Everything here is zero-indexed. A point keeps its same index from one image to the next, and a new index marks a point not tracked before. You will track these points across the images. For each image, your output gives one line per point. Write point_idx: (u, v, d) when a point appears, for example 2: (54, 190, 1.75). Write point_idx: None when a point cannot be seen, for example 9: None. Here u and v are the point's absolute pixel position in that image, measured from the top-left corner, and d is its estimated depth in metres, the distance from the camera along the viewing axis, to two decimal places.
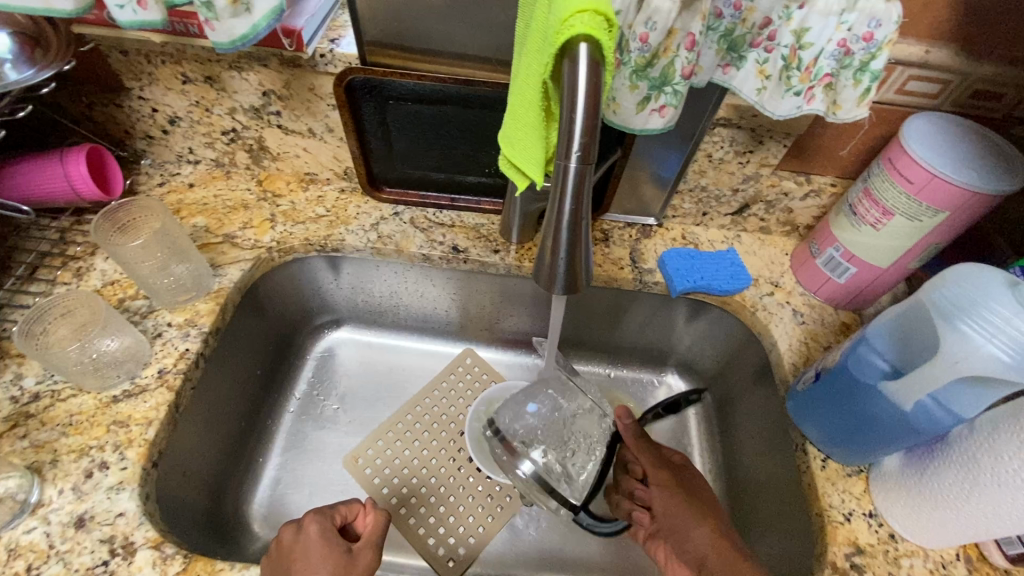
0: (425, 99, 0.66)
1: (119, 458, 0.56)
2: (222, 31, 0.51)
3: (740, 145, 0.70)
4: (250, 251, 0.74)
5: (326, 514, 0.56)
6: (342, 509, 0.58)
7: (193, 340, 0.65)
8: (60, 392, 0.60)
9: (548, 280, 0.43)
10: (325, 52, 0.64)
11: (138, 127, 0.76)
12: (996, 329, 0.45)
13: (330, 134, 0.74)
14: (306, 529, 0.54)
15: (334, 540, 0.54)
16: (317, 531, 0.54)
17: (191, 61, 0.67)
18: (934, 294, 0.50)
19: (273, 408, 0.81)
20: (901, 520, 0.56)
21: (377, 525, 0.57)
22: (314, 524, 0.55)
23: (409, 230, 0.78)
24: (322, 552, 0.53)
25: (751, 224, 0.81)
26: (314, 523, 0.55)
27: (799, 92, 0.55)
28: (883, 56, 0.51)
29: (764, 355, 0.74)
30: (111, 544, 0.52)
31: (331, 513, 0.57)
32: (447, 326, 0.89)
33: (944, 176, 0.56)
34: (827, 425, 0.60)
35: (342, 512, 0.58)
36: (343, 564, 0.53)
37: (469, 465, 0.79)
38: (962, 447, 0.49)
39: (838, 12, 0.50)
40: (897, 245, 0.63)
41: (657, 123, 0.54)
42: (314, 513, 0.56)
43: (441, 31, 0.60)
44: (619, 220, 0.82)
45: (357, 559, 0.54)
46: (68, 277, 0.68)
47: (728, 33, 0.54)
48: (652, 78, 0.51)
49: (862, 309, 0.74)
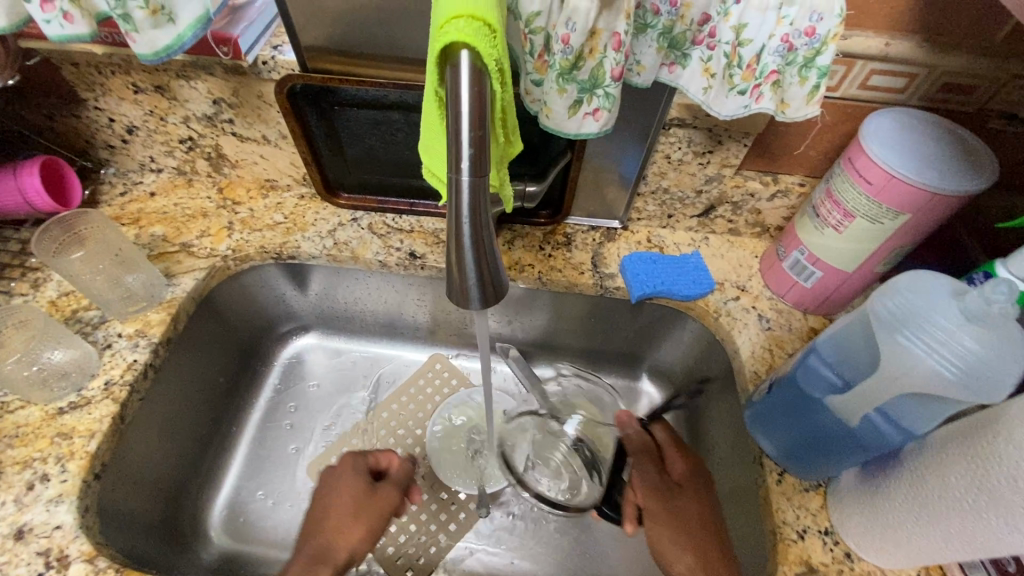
0: (372, 104, 0.65)
1: (60, 470, 0.57)
2: (143, 43, 0.50)
3: (698, 145, 0.67)
4: (205, 260, 0.73)
5: (362, 458, 0.64)
6: (377, 453, 0.65)
7: (143, 350, 0.65)
8: (9, 404, 0.61)
9: (460, 296, 0.41)
10: (267, 59, 0.63)
11: (98, 137, 0.77)
12: (939, 341, 0.43)
13: (285, 140, 0.74)
14: (343, 467, 0.62)
15: (361, 478, 0.61)
16: (350, 469, 0.62)
17: (139, 71, 0.67)
18: (877, 304, 0.47)
19: (237, 415, 0.81)
20: (857, 539, 0.53)
21: (401, 471, 0.64)
22: (350, 462, 0.63)
23: (366, 236, 0.77)
24: (349, 484, 0.60)
25: (719, 226, 0.78)
26: (349, 459, 0.63)
27: (744, 91, 0.52)
28: (829, 50, 0.48)
29: (728, 362, 0.71)
30: (46, 557, 0.52)
31: (365, 455, 0.64)
32: (415, 331, 0.88)
33: (902, 176, 0.53)
34: (781, 438, 0.57)
35: (376, 458, 0.65)
36: (366, 494, 0.60)
37: (430, 473, 0.78)
38: (911, 465, 0.47)
39: (776, 6, 0.47)
40: (860, 248, 0.60)
41: (591, 126, 0.52)
42: (350, 455, 0.64)
43: (378, 35, 0.59)
44: (582, 223, 0.79)
45: (379, 493, 0.61)
46: (25, 288, 0.69)
47: (667, 31, 0.51)
48: (581, 81, 0.48)
49: (833, 314, 0.71)
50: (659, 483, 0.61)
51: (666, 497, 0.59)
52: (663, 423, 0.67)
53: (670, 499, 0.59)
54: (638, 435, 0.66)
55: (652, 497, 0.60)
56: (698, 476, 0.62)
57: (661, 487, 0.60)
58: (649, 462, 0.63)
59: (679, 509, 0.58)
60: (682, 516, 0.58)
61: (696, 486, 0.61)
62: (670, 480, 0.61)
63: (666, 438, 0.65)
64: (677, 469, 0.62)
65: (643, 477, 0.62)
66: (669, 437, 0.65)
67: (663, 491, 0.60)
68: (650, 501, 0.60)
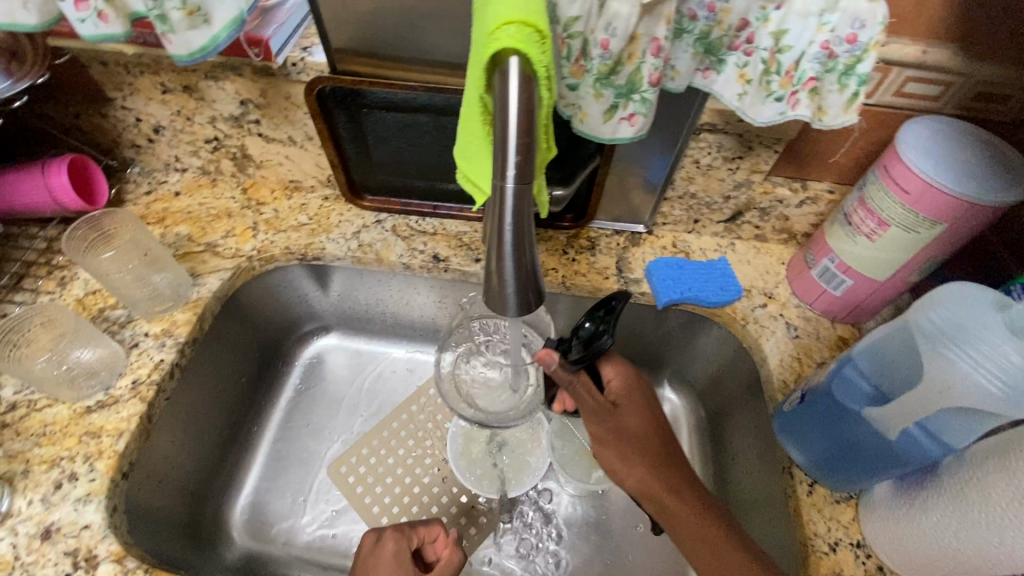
0: (400, 107, 0.65)
1: (88, 469, 0.57)
2: (180, 43, 0.50)
3: (728, 150, 0.67)
4: (230, 260, 0.74)
5: (404, 535, 0.54)
6: (421, 531, 0.56)
7: (169, 350, 0.65)
8: (37, 402, 0.61)
9: (498, 303, 0.42)
10: (297, 60, 0.63)
11: (125, 136, 0.77)
12: (985, 355, 0.42)
13: (311, 142, 0.74)
14: (383, 545, 0.53)
15: (403, 566, 0.51)
16: (393, 551, 0.52)
17: (168, 72, 0.67)
18: (920, 317, 0.47)
19: (258, 414, 0.81)
20: (890, 553, 0.53)
21: (452, 561, 0.54)
22: (392, 542, 0.53)
23: (390, 239, 0.77)
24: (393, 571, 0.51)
25: (745, 232, 0.77)
26: (391, 541, 0.53)
27: (781, 98, 0.51)
28: (869, 58, 0.47)
29: (755, 370, 0.70)
30: (74, 557, 0.52)
31: (411, 534, 0.55)
32: (435, 333, 0.87)
33: (940, 186, 0.52)
34: (813, 449, 0.57)
35: (421, 535, 0.56)
36: None
37: (451, 476, 0.78)
38: (951, 480, 0.46)
39: (818, 12, 0.46)
40: (894, 258, 0.59)
41: (626, 131, 0.51)
42: (393, 530, 0.54)
43: (410, 38, 0.59)
44: (607, 227, 0.79)
45: None
46: (53, 286, 0.69)
47: (703, 36, 0.50)
48: (618, 86, 0.48)
49: (861, 323, 0.70)
50: (616, 444, 0.56)
51: (627, 470, 0.55)
52: (610, 358, 0.61)
53: (629, 467, 0.55)
54: (567, 376, 0.57)
55: (616, 468, 0.56)
56: (635, 394, 0.59)
57: (621, 450, 0.56)
58: (585, 389, 0.58)
59: (647, 478, 0.54)
60: (651, 486, 0.54)
61: (635, 405, 0.59)
62: (622, 428, 0.57)
63: (619, 386, 0.59)
64: (632, 421, 0.57)
65: (604, 438, 0.57)
66: (621, 382, 0.60)
67: (624, 457, 0.56)
68: (618, 474, 0.56)
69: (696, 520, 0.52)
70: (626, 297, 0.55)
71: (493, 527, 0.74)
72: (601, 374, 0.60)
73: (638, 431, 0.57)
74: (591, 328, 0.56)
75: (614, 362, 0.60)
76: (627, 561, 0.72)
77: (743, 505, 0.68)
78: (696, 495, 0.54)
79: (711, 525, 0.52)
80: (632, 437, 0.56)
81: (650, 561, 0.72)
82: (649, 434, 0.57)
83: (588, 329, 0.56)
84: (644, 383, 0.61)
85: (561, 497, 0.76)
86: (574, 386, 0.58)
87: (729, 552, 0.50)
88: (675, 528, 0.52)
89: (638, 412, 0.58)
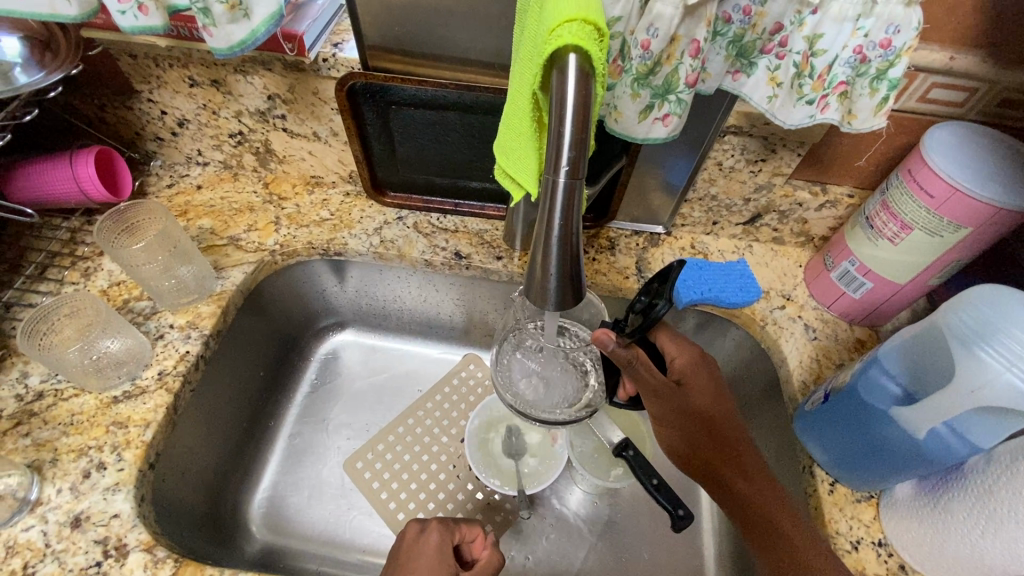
0: (429, 104, 0.65)
1: (116, 459, 0.57)
2: (220, 37, 0.50)
3: (751, 153, 0.67)
4: (253, 254, 0.74)
5: (448, 528, 0.55)
6: (462, 528, 0.56)
7: (194, 342, 0.66)
8: (64, 391, 0.61)
9: (539, 296, 0.42)
10: (328, 56, 0.63)
11: (149, 129, 0.77)
12: (1014, 354, 0.43)
13: (335, 137, 0.74)
14: (427, 536, 0.53)
15: (447, 557, 0.52)
16: (436, 542, 0.53)
17: (197, 65, 0.67)
18: (949, 317, 0.48)
19: (275, 409, 0.81)
20: (912, 552, 0.54)
21: (490, 562, 0.55)
22: (435, 533, 0.54)
23: (412, 235, 0.77)
24: (431, 562, 0.51)
25: (763, 234, 0.78)
26: (435, 532, 0.54)
27: (812, 101, 0.52)
28: (901, 63, 0.48)
29: (774, 371, 0.71)
30: (104, 545, 0.53)
31: (453, 528, 0.55)
32: (452, 331, 0.87)
33: (967, 190, 0.52)
34: (836, 448, 0.58)
35: (461, 532, 0.56)
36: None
37: (468, 473, 0.78)
38: (978, 480, 0.47)
39: (853, 17, 0.46)
40: (917, 261, 0.60)
41: (660, 131, 0.53)
42: (436, 522, 0.55)
43: (442, 36, 0.59)
44: (626, 227, 0.80)
45: None
46: (77, 277, 0.69)
47: (737, 39, 0.51)
48: (655, 86, 0.50)
49: (879, 325, 0.71)
50: (682, 425, 0.56)
51: (693, 452, 0.56)
52: (670, 334, 0.60)
53: (696, 450, 0.55)
54: (626, 356, 0.55)
55: (681, 449, 0.56)
56: (700, 371, 0.58)
57: (686, 432, 0.56)
58: (645, 366, 0.55)
59: (715, 462, 0.55)
60: (718, 470, 0.55)
61: (699, 384, 0.58)
62: (688, 409, 0.56)
63: (683, 364, 0.58)
64: (699, 400, 0.56)
65: (667, 420, 0.56)
66: (685, 361, 0.59)
67: (690, 440, 0.56)
68: (683, 455, 0.56)
69: (763, 509, 0.52)
70: (683, 264, 0.52)
71: (510, 524, 0.75)
72: (663, 352, 0.60)
73: (704, 413, 0.56)
74: (645, 300, 0.56)
75: (676, 339, 0.60)
76: (644, 559, 0.72)
77: None
78: (764, 481, 0.54)
79: (778, 514, 0.52)
80: (699, 419, 0.56)
81: (667, 559, 0.72)
82: (717, 417, 0.56)
83: (643, 301, 0.56)
84: (707, 362, 0.59)
85: (574, 493, 0.77)
86: (634, 366, 0.55)
87: (796, 540, 0.51)
88: (741, 513, 0.53)
89: (704, 392, 0.57)
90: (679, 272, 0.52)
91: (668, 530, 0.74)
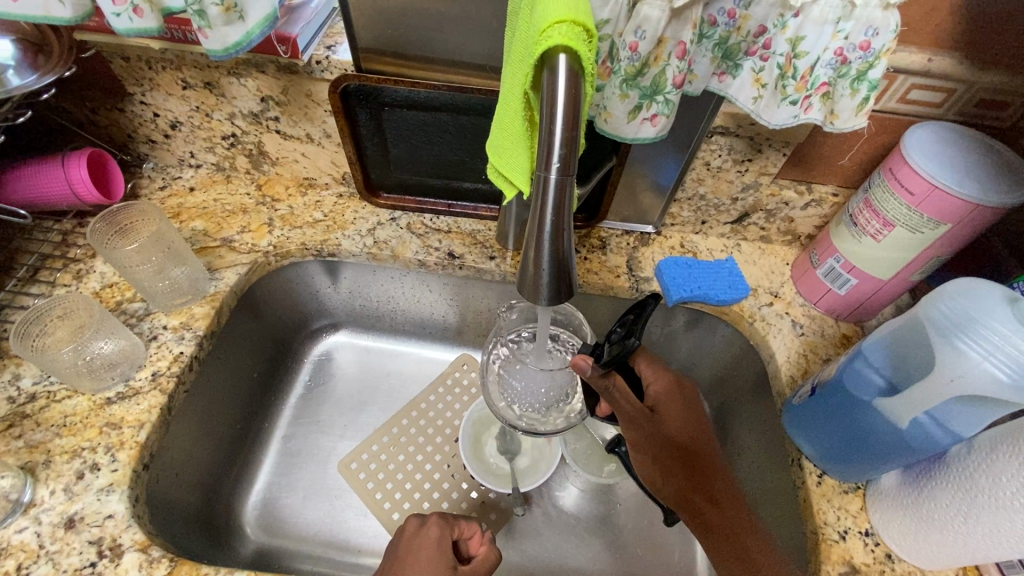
0: (422, 106, 0.66)
1: (110, 460, 0.57)
2: (215, 39, 0.51)
3: (738, 153, 0.69)
4: (247, 255, 0.74)
5: (448, 523, 0.56)
6: (461, 524, 0.57)
7: (188, 343, 0.66)
8: (56, 393, 0.61)
9: (532, 291, 0.44)
10: (321, 58, 0.64)
11: (141, 131, 0.77)
12: (991, 344, 0.45)
13: (328, 139, 0.75)
14: (427, 529, 0.54)
15: (446, 551, 0.52)
16: (437, 536, 0.53)
17: (191, 68, 0.68)
18: (930, 310, 0.50)
19: (269, 411, 0.81)
20: (898, 540, 0.55)
21: (489, 556, 0.55)
22: (436, 527, 0.54)
23: (405, 236, 0.78)
24: (430, 556, 0.51)
25: (751, 233, 0.79)
26: (435, 526, 0.54)
27: (796, 101, 0.53)
28: (881, 64, 0.49)
29: (762, 367, 0.73)
30: (99, 546, 0.53)
31: (451, 523, 0.56)
32: (445, 331, 0.88)
33: (945, 187, 0.54)
34: (823, 441, 0.59)
35: (460, 528, 0.57)
36: None
37: (462, 472, 0.78)
38: (959, 467, 0.48)
39: (834, 20, 0.48)
40: (899, 256, 0.61)
41: (648, 131, 0.54)
42: (437, 516, 0.55)
43: (434, 39, 0.60)
44: (617, 227, 0.81)
45: None
46: (69, 279, 0.69)
47: (722, 41, 0.53)
48: (643, 87, 0.51)
49: (864, 321, 0.72)
50: (655, 451, 0.55)
51: (665, 479, 0.55)
52: (647, 359, 0.61)
53: (668, 477, 0.55)
54: (602, 381, 0.55)
55: (654, 475, 0.56)
56: (673, 398, 0.58)
57: (659, 459, 0.55)
58: (620, 392, 0.55)
59: (687, 490, 0.55)
60: (690, 497, 0.55)
61: (673, 411, 0.58)
62: (661, 436, 0.56)
63: (658, 390, 0.59)
64: (671, 426, 0.57)
65: (640, 445, 0.56)
66: (660, 387, 0.59)
67: (663, 467, 0.55)
68: (655, 481, 0.56)
69: (732, 532, 0.53)
70: (658, 298, 0.56)
71: (505, 521, 0.75)
72: (640, 376, 0.60)
73: (677, 440, 0.56)
74: (621, 332, 0.58)
75: (652, 364, 0.61)
76: (637, 554, 0.73)
77: (755, 496, 0.69)
78: (733, 509, 0.54)
79: (747, 537, 0.53)
80: (673, 446, 0.55)
81: (661, 554, 0.73)
82: (690, 445, 0.56)
83: (619, 332, 0.58)
84: (681, 389, 0.60)
85: (567, 490, 0.78)
86: (611, 392, 0.55)
87: (763, 562, 0.52)
88: (711, 540, 0.53)
89: (677, 419, 0.57)
90: (653, 307, 0.56)
91: (660, 526, 0.75)
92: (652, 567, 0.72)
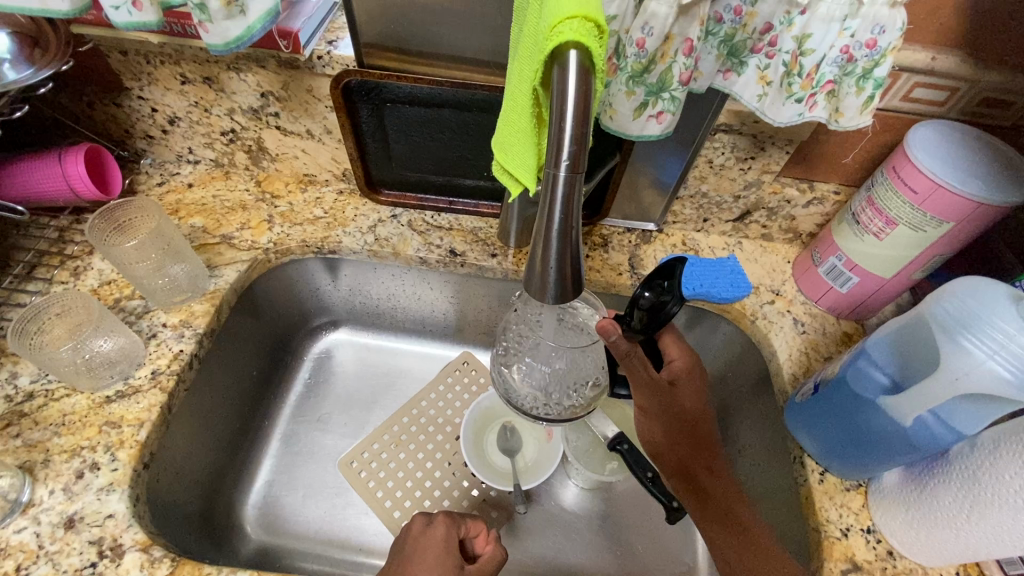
0: (424, 102, 0.66)
1: (110, 459, 0.57)
2: (216, 33, 0.50)
3: (741, 151, 0.69)
4: (247, 252, 0.74)
5: (455, 522, 0.55)
6: (467, 522, 0.56)
7: (187, 341, 0.65)
8: (54, 392, 0.60)
9: (538, 288, 0.43)
10: (322, 53, 0.64)
11: (139, 126, 0.76)
12: (997, 343, 0.45)
13: (329, 135, 0.74)
14: (434, 528, 0.54)
15: (453, 550, 0.52)
16: (443, 536, 0.53)
17: (189, 62, 0.67)
18: (935, 308, 0.50)
19: (269, 409, 0.81)
20: (901, 538, 0.55)
21: (495, 556, 0.55)
22: (442, 526, 0.54)
23: (406, 233, 0.77)
24: (438, 557, 0.51)
25: (752, 231, 0.79)
26: (443, 524, 0.54)
27: (800, 99, 0.53)
28: (887, 63, 0.49)
29: (764, 364, 0.73)
30: (99, 546, 0.52)
31: (457, 521, 0.56)
32: (445, 329, 0.87)
33: (948, 185, 0.54)
34: (826, 438, 0.59)
35: (466, 526, 0.57)
36: None
37: (463, 469, 0.78)
38: (962, 465, 0.49)
39: (840, 18, 0.48)
40: (902, 255, 0.61)
41: (654, 129, 0.54)
42: (444, 515, 0.55)
43: (436, 34, 0.60)
44: (619, 224, 0.81)
45: None
46: (66, 276, 0.69)
47: (728, 38, 0.52)
48: (649, 84, 0.51)
49: (865, 319, 0.73)
50: (666, 420, 0.56)
51: (670, 447, 0.56)
52: (674, 336, 0.59)
53: (673, 445, 0.56)
54: (626, 348, 0.52)
55: (660, 442, 0.56)
56: (692, 377, 0.58)
57: (669, 427, 0.56)
58: (641, 362, 0.53)
59: (688, 458, 0.56)
60: (689, 464, 0.56)
61: (688, 388, 0.58)
62: (676, 410, 0.56)
63: (680, 367, 0.58)
64: (685, 402, 0.57)
65: (656, 413, 0.55)
66: (683, 364, 0.58)
67: (670, 436, 0.56)
68: (660, 447, 0.56)
69: (723, 500, 0.55)
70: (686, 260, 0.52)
71: (507, 517, 0.75)
72: (663, 352, 0.59)
73: (690, 413, 0.57)
74: (652, 297, 0.54)
75: (679, 343, 0.59)
76: (638, 552, 0.73)
77: (755, 493, 0.70)
78: (727, 482, 0.56)
79: (734, 504, 0.55)
80: (685, 419, 0.57)
81: (662, 551, 0.73)
82: (699, 419, 0.57)
83: (649, 297, 0.54)
84: (703, 371, 0.59)
85: (568, 488, 0.78)
86: (630, 359, 0.52)
87: (750, 529, 0.54)
88: (702, 501, 0.55)
89: (693, 398, 0.58)
90: (682, 268, 0.52)
91: (662, 524, 0.75)
92: (653, 564, 0.73)
